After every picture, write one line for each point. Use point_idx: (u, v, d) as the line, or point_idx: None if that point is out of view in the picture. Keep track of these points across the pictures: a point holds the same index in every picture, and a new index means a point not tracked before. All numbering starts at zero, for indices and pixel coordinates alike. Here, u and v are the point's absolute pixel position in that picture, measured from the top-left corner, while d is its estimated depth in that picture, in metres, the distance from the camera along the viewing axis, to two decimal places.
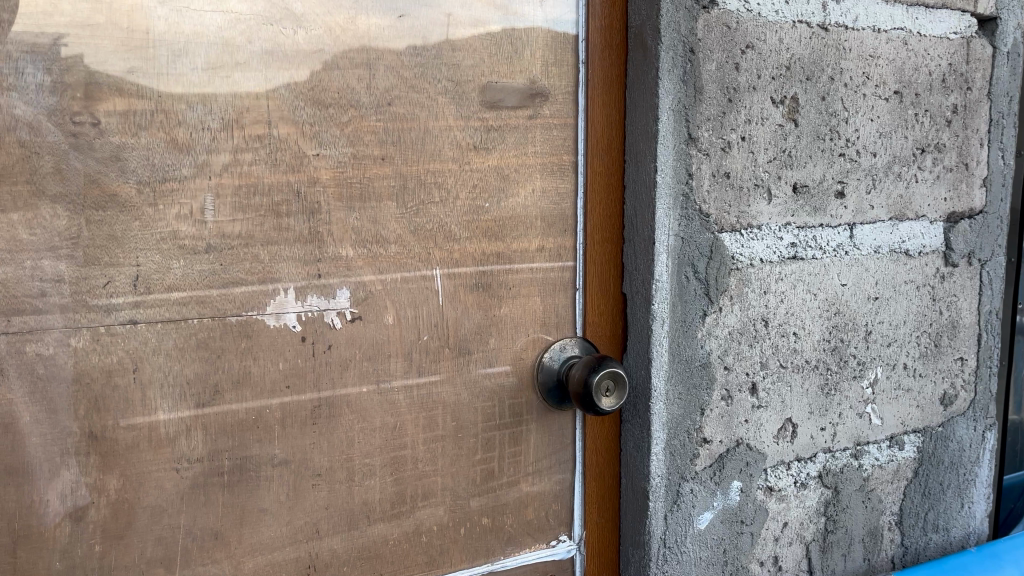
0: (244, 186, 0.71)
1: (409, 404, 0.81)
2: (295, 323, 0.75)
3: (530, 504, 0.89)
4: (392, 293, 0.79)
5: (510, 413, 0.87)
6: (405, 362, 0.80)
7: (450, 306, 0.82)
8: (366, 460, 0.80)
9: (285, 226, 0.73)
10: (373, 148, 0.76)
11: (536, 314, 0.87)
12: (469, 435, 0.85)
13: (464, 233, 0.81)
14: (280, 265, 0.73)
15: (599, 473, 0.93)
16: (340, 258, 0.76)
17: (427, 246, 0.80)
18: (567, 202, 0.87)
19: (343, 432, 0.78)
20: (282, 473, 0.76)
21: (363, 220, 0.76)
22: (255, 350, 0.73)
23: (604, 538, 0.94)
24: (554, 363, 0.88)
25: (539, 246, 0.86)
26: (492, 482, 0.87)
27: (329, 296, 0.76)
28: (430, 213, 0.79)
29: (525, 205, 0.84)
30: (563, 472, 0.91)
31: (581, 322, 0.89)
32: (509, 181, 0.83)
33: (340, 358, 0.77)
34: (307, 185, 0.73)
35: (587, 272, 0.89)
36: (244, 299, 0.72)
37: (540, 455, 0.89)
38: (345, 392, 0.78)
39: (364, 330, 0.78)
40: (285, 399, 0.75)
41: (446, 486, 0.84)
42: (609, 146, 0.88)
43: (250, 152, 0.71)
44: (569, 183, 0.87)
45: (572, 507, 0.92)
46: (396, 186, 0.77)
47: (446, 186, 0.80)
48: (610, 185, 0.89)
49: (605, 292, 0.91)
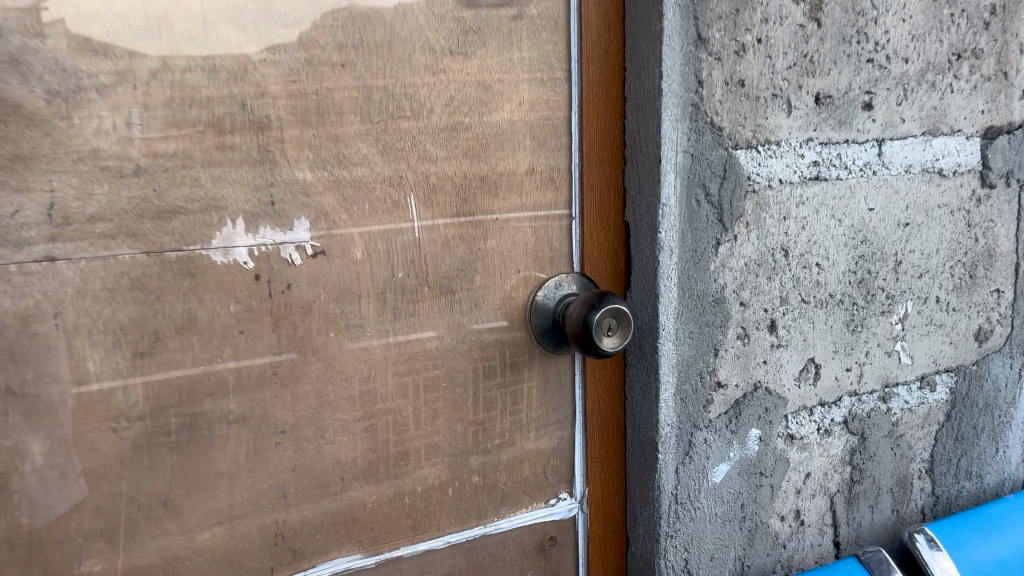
0: (178, 96, 0.60)
1: (386, 352, 0.71)
2: (246, 260, 0.64)
3: (526, 461, 0.80)
4: (360, 224, 0.68)
5: (502, 359, 0.77)
6: (379, 304, 0.70)
7: (429, 239, 0.71)
8: (338, 415, 0.70)
9: (229, 144, 0.62)
10: (330, 53, 0.65)
11: (528, 248, 0.76)
12: (457, 387, 0.75)
13: (443, 154, 0.71)
14: (226, 192, 0.63)
15: (602, 424, 0.83)
16: (296, 182, 0.65)
17: (400, 167, 0.69)
18: (561, 116, 0.76)
19: (310, 384, 0.68)
20: (240, 431, 0.66)
21: (322, 138, 0.66)
22: (201, 291, 0.63)
23: (609, 496, 0.85)
24: (549, 301, 0.77)
25: (529, 169, 0.75)
26: (483, 436, 0.77)
27: (286, 228, 0.65)
28: (401, 130, 0.69)
29: (511, 120, 0.73)
30: (562, 424, 0.81)
31: (579, 256, 0.79)
32: (493, 94, 0.72)
33: (301, 300, 0.67)
34: (253, 96, 0.63)
35: (585, 198, 0.78)
36: (183, 232, 0.62)
37: (536, 406, 0.79)
38: (309, 339, 0.67)
39: (329, 267, 0.67)
40: (238, 346, 0.65)
41: (432, 442, 0.75)
42: (607, 53, 0.77)
43: (184, 56, 0.60)
44: (563, 95, 0.76)
45: (573, 463, 0.82)
46: (360, 97, 0.67)
47: (419, 98, 0.69)
48: (609, 98, 0.78)
49: (606, 221, 0.80)
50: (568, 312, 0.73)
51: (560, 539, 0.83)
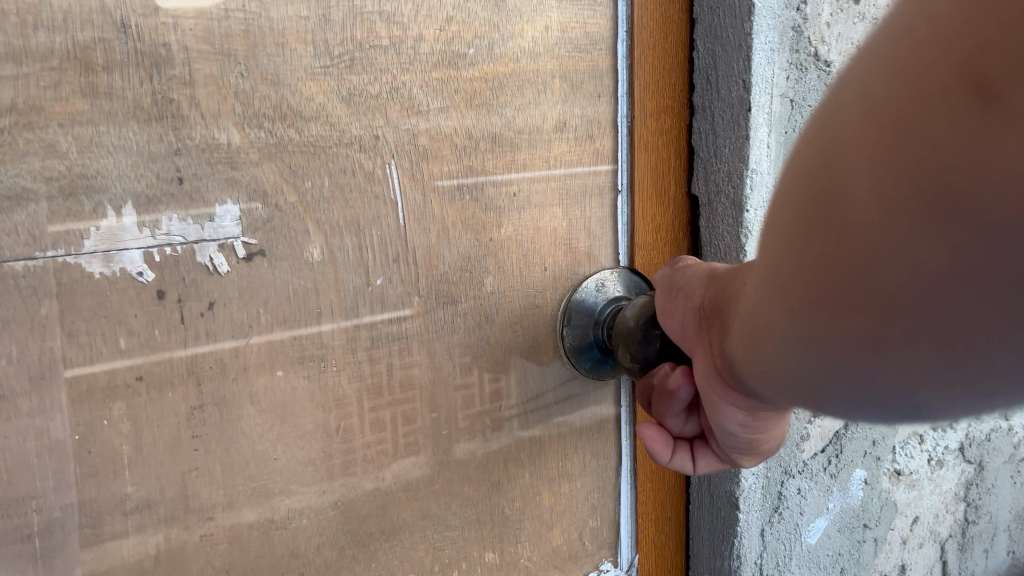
0: (15, 11, 0.37)
1: (360, 392, 0.49)
2: (144, 270, 0.42)
3: (557, 526, 0.58)
4: (318, 208, 0.46)
5: (523, 389, 0.55)
6: (347, 324, 0.48)
7: (419, 226, 0.49)
8: (293, 487, 0.48)
9: (105, 88, 0.40)
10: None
11: (558, 234, 0.54)
12: (461, 433, 0.53)
13: (438, 103, 0.48)
14: (104, 164, 0.40)
15: (656, 469, 0.62)
16: (217, 148, 0.43)
17: (374, 122, 0.46)
18: (602, 46, 0.53)
19: (249, 446, 0.46)
20: (144, 524, 0.44)
21: (254, 79, 0.43)
22: (72, 319, 0.41)
23: (665, 562, 0.64)
24: (588, 304, 0.55)
25: (560, 122, 0.53)
26: (499, 498, 0.55)
27: (204, 219, 0.43)
28: (375, 66, 0.46)
29: (535, 51, 0.51)
30: (603, 472, 0.60)
31: (627, 243, 0.57)
32: (510, 14, 0.50)
33: (231, 324, 0.45)
34: (143, 13, 0.40)
35: (635, 164, 0.55)
36: (36, 228, 0.39)
37: (569, 449, 0.58)
38: (246, 380, 0.46)
39: (272, 275, 0.45)
40: (134, 399, 0.43)
41: (429, 513, 0.53)
42: None
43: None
44: (605, 15, 0.53)
45: (620, 524, 0.61)
46: (311, 16, 0.44)
47: (402, 18, 0.46)
48: (670, 17, 0.54)
49: (665, 193, 0.57)
50: (648, 339, 0.50)
51: None
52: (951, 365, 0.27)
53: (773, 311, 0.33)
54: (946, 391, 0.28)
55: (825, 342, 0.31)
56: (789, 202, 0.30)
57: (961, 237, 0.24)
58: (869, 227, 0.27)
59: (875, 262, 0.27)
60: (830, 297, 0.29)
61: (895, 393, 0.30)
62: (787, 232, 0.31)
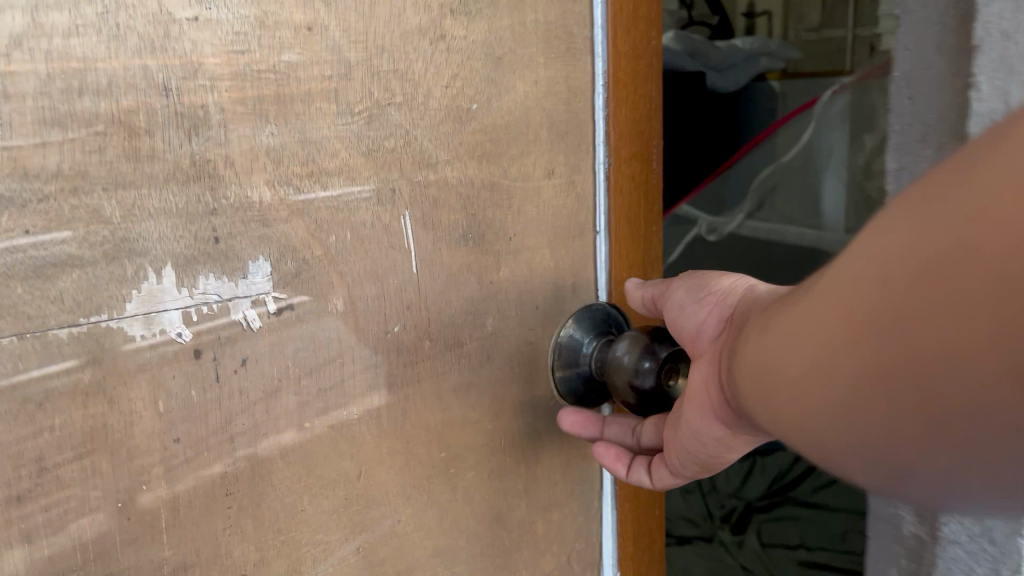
0: (58, 75, 0.37)
1: (379, 438, 0.50)
2: (182, 332, 0.42)
3: (549, 551, 0.61)
4: (343, 259, 0.47)
5: (520, 422, 0.58)
6: (366, 373, 0.49)
7: (430, 274, 0.51)
8: (319, 537, 0.48)
9: (147, 150, 0.39)
10: (292, 11, 0.43)
11: (547, 274, 0.57)
12: (468, 470, 0.55)
13: (445, 155, 0.50)
14: (145, 226, 0.40)
15: (633, 491, 0.66)
16: (250, 206, 0.43)
17: (390, 175, 0.48)
18: (582, 99, 0.57)
19: (279, 500, 0.46)
20: None
21: (283, 136, 0.44)
22: (112, 385, 0.40)
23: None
24: (573, 339, 0.59)
25: (548, 169, 0.56)
26: (500, 530, 0.57)
27: (237, 277, 0.43)
28: (390, 121, 0.48)
29: (525, 104, 0.54)
30: (586, 498, 0.63)
31: (607, 279, 0.61)
32: (504, 71, 0.53)
33: (263, 380, 0.45)
34: (182, 75, 0.40)
35: (612, 205, 0.60)
36: (78, 295, 0.38)
37: (557, 478, 0.61)
38: (278, 434, 0.46)
39: (300, 328, 0.46)
40: (172, 462, 0.42)
41: (439, 550, 0.54)
42: (632, 14, 0.59)
43: (65, 10, 0.36)
44: (584, 71, 0.57)
45: (601, 545, 0.65)
46: (334, 76, 0.45)
47: (413, 76, 0.48)
48: (635, 72, 0.60)
49: (635, 229, 0.62)
50: (644, 370, 0.54)
51: None
52: (969, 467, 0.31)
53: (834, 370, 0.36)
54: (970, 493, 0.32)
55: (868, 423, 0.35)
56: (865, 302, 0.34)
57: (997, 366, 0.28)
58: (936, 337, 0.30)
59: (934, 345, 0.30)
60: (883, 389, 0.33)
61: (923, 482, 0.34)
62: (857, 326, 0.34)
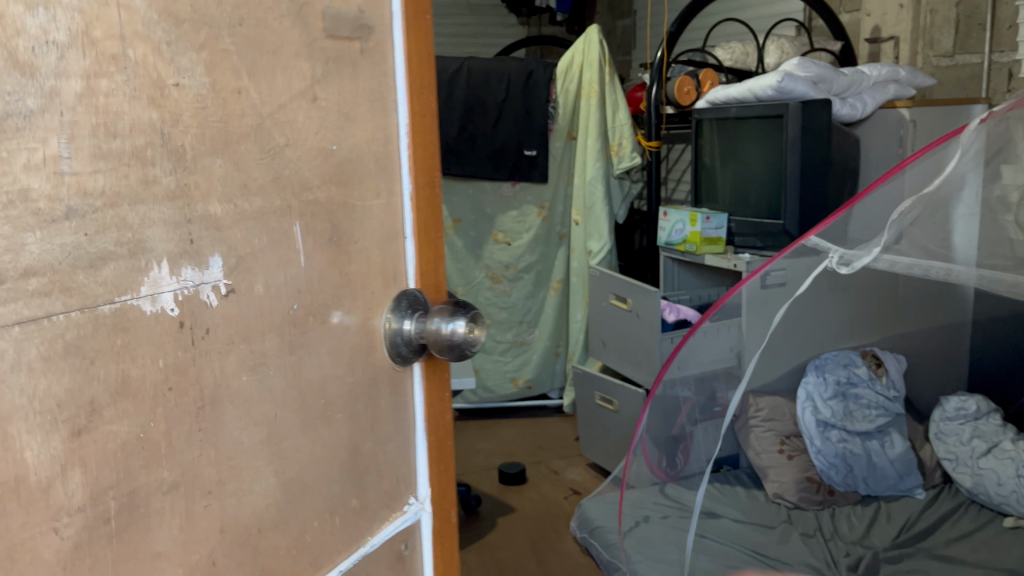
0: (102, 124, 0.54)
1: (286, 389, 0.71)
2: (172, 306, 0.59)
3: (386, 475, 0.86)
4: (262, 257, 0.67)
5: (363, 374, 0.81)
6: (277, 339, 0.69)
7: (311, 267, 0.73)
8: (252, 463, 0.68)
9: (152, 178, 0.57)
10: (229, 80, 0.63)
11: (379, 267, 0.82)
12: (337, 412, 0.78)
13: (319, 181, 0.73)
14: (151, 232, 0.57)
15: (435, 429, 0.94)
16: (209, 217, 0.62)
17: (286, 197, 0.69)
18: (392, 143, 0.84)
19: (229, 433, 0.65)
20: (174, 500, 0.61)
21: (227, 166, 0.63)
22: (133, 346, 0.57)
23: (442, 489, 0.97)
24: (396, 325, 0.84)
25: (375, 194, 0.81)
26: (358, 457, 0.81)
27: (203, 268, 0.62)
28: (287, 158, 0.69)
29: (362, 145, 0.79)
30: (408, 436, 0.90)
31: (413, 274, 0.87)
32: (348, 123, 0.77)
33: (218, 342, 0.64)
34: (171, 124, 0.58)
35: (415, 218, 0.87)
36: (116, 280, 0.55)
37: (393, 418, 0.86)
38: (227, 384, 0.64)
39: (238, 305, 0.65)
40: (167, 404, 0.59)
41: (318, 473, 0.76)
42: (422, 86, 0.87)
43: (106, 79, 0.54)
44: (393, 123, 0.84)
45: (416, 471, 0.92)
46: (254, 125, 0.66)
47: (296, 126, 0.70)
48: (423, 127, 0.88)
49: (428, 239, 0.89)
50: (452, 329, 0.82)
51: (411, 539, 0.93)
52: None
53: None
54: None
55: None
56: None
57: None
58: None
59: None
60: None
61: None
62: None
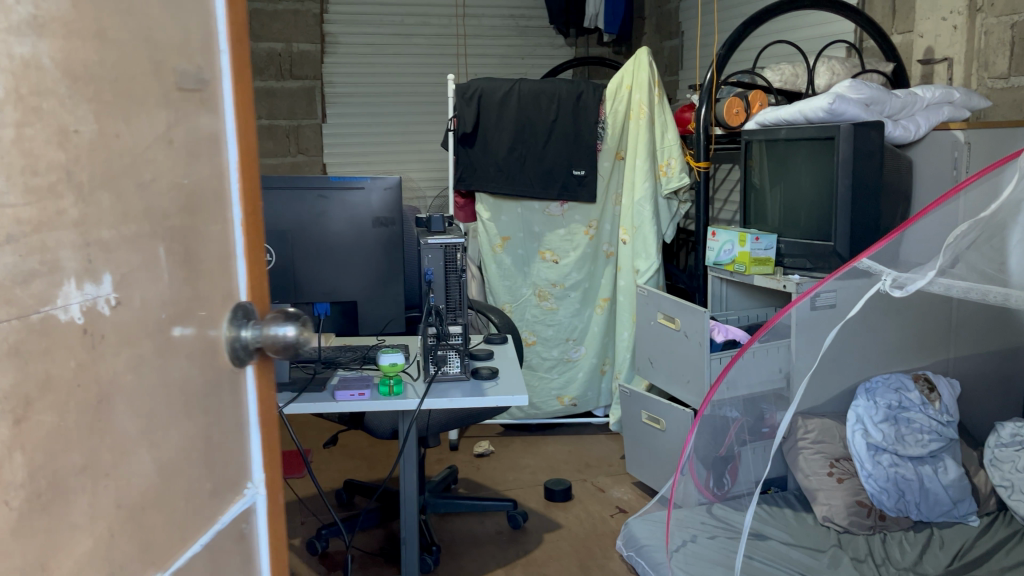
0: (28, 165, 0.66)
1: (163, 382, 0.84)
2: (79, 316, 0.71)
3: (230, 462, 0.98)
4: (138, 273, 0.79)
5: (213, 375, 0.93)
6: (151, 342, 0.81)
7: (173, 281, 0.85)
8: (137, 449, 0.79)
9: (60, 209, 0.70)
10: (110, 128, 0.76)
11: (223, 284, 0.95)
12: (197, 403, 0.90)
13: (173, 209, 0.85)
14: (61, 256, 0.69)
15: (268, 418, 1.06)
16: (100, 241, 0.74)
17: (151, 224, 0.82)
18: (224, 179, 0.96)
19: (121, 422, 0.77)
20: (85, 480, 0.72)
21: (111, 199, 0.76)
22: (52, 349, 0.68)
23: (274, 477, 1.09)
24: (234, 333, 0.97)
25: (214, 223, 0.93)
26: (211, 445, 0.93)
27: (98, 284, 0.74)
28: (155, 189, 0.82)
29: (201, 179, 0.91)
30: (241, 427, 1.00)
31: (243, 290, 1.00)
32: (195, 161, 0.89)
33: (113, 346, 0.76)
34: (72, 164, 0.71)
35: (245, 242, 1.00)
36: (40, 294, 0.67)
37: (233, 409, 0.98)
38: (118, 381, 0.77)
39: (125, 314, 0.77)
40: (75, 396, 0.71)
41: (185, 459, 0.88)
42: (247, 128, 1.00)
43: (30, 127, 0.66)
44: (223, 161, 0.96)
45: (255, 456, 1.04)
46: (129, 161, 0.78)
47: (160, 164, 0.83)
48: (248, 164, 1.01)
49: (255, 261, 1.03)
50: (285, 333, 0.97)
51: (250, 524, 1.03)
52: None
53: None
54: None
55: None
56: None
57: None
58: None
59: None
60: None
61: None
62: None
